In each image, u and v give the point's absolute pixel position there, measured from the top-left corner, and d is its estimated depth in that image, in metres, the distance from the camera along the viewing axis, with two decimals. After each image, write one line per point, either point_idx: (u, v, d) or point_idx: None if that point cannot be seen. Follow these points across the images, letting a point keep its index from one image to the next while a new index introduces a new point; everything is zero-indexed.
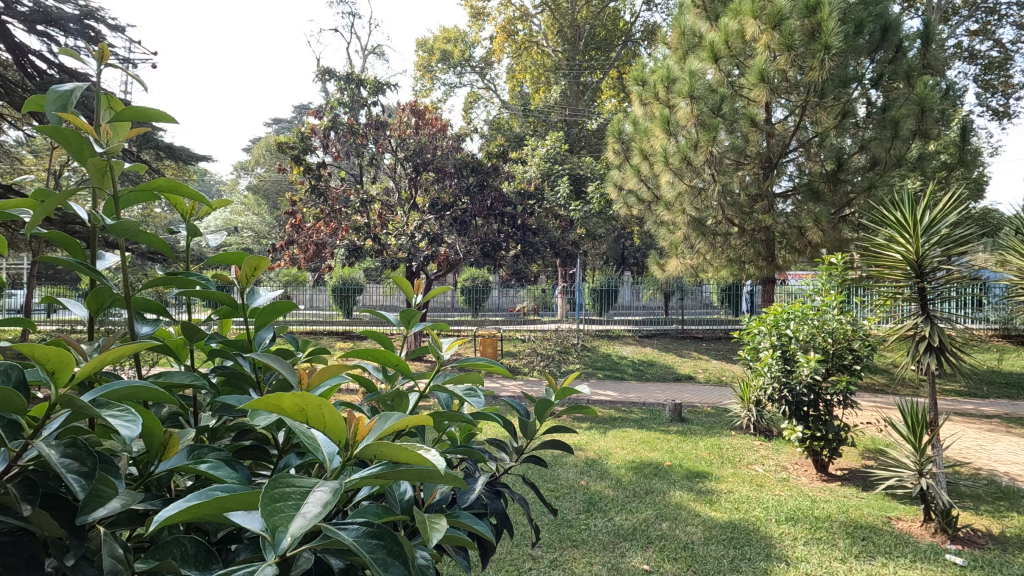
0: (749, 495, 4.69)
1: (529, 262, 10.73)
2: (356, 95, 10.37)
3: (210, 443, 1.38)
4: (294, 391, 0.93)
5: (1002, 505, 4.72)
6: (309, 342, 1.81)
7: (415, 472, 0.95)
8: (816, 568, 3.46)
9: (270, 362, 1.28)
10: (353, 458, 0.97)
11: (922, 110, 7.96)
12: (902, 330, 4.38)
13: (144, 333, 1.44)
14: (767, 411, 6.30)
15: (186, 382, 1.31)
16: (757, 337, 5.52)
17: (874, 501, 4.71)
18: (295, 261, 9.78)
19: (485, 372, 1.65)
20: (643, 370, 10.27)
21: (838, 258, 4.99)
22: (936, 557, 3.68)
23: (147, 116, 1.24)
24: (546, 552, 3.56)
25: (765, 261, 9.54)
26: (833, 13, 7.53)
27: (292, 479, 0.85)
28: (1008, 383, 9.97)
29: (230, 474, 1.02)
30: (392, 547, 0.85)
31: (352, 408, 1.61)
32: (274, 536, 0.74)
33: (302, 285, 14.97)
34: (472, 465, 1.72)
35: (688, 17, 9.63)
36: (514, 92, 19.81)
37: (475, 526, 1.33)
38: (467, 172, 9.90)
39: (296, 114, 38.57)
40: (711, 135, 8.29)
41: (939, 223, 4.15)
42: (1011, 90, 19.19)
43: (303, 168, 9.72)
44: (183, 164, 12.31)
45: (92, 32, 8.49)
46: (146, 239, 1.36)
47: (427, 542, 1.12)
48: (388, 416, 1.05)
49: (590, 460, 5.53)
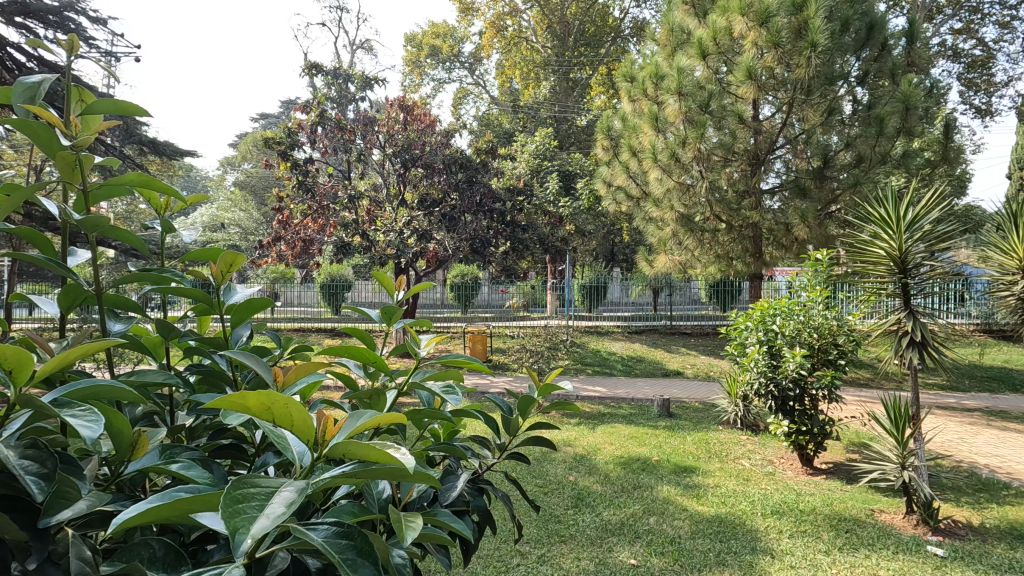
0: (735, 489, 4.74)
1: (518, 258, 10.71)
2: (344, 89, 10.32)
3: (188, 442, 1.36)
4: (259, 390, 0.90)
5: (983, 496, 4.81)
6: (291, 340, 1.78)
7: (385, 471, 0.94)
8: (800, 561, 3.50)
9: (244, 360, 1.24)
10: (323, 458, 0.96)
11: (906, 108, 8.05)
12: (885, 325, 4.43)
13: (117, 331, 1.40)
14: (754, 405, 6.37)
15: (159, 380, 1.29)
16: (744, 333, 5.55)
17: (858, 493, 4.77)
18: (283, 257, 9.93)
19: (466, 369, 1.63)
20: (632, 366, 10.31)
21: (824, 253, 5.05)
22: (918, 548, 3.73)
23: (119, 109, 1.21)
24: (535, 548, 3.58)
25: (753, 257, 9.61)
26: (819, 10, 7.58)
27: (255, 480, 0.83)
28: (988, 376, 10.18)
29: (202, 475, 0.99)
30: (362, 548, 0.83)
31: (332, 406, 1.59)
32: (234, 538, 0.72)
33: (289, 282, 14.83)
34: (453, 463, 1.69)
35: (676, 13, 9.61)
36: (504, 90, 19.79)
37: (454, 525, 1.31)
38: (456, 168, 9.87)
39: (285, 109, 38.25)
40: (699, 131, 8.32)
41: (922, 219, 4.22)
42: (994, 87, 19.62)
43: (290, 163, 9.59)
44: (168, 159, 12.13)
45: (73, 26, 8.35)
46: (119, 235, 1.32)
47: (402, 541, 1.10)
48: (359, 414, 1.03)
49: (579, 456, 5.56)
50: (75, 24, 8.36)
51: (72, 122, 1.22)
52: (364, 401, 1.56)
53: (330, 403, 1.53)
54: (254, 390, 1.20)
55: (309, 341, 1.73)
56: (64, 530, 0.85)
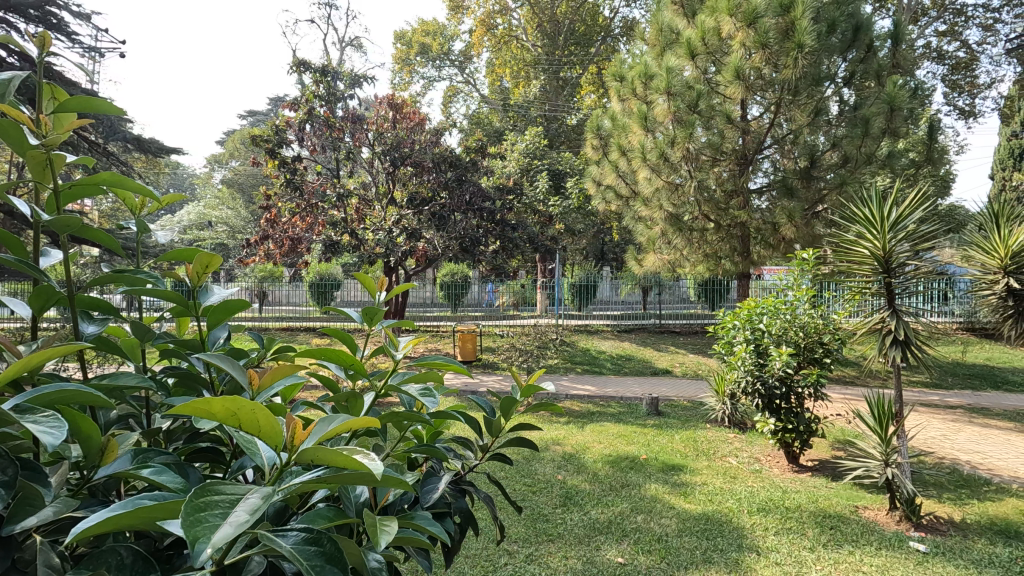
0: (722, 487, 4.76)
1: (508, 257, 10.54)
2: (332, 88, 9.83)
3: (166, 445, 1.34)
4: (222, 395, 0.88)
5: (964, 492, 4.88)
6: (274, 340, 1.76)
7: (354, 477, 0.92)
8: (785, 557, 3.53)
9: (216, 363, 1.22)
10: (293, 463, 0.94)
11: (891, 109, 8.13)
12: (870, 323, 4.49)
13: (89, 334, 1.37)
14: (741, 403, 6.44)
15: (132, 384, 1.27)
16: (732, 332, 5.60)
17: (842, 491, 4.82)
18: (271, 256, 9.85)
19: (445, 371, 1.61)
20: (622, 365, 10.36)
21: (810, 253, 5.10)
22: (900, 544, 3.78)
23: (91, 107, 1.18)
24: (523, 547, 3.58)
25: (741, 256, 9.67)
26: (806, 11, 7.64)
27: (218, 487, 0.82)
28: (971, 374, 10.33)
29: (175, 480, 0.96)
30: (331, 553, 0.82)
31: (311, 408, 1.57)
32: (194, 547, 0.70)
33: (277, 280, 14.72)
34: (435, 465, 1.68)
35: (666, 13, 9.66)
36: (494, 88, 19.74)
37: (431, 528, 1.30)
38: (445, 167, 9.77)
39: (273, 106, 37.91)
40: (688, 131, 8.34)
41: (906, 219, 4.28)
42: (977, 89, 19.96)
43: (277, 160, 9.46)
44: (153, 156, 11.96)
45: (54, 21, 8.22)
46: (92, 235, 1.29)
47: (376, 545, 1.09)
48: (329, 418, 1.02)
49: (567, 455, 5.56)
50: (57, 18, 8.22)
51: (42, 121, 1.19)
52: (342, 404, 1.54)
53: (311, 404, 1.52)
54: (228, 393, 1.18)
55: (290, 342, 1.71)
56: (32, 537, 0.82)
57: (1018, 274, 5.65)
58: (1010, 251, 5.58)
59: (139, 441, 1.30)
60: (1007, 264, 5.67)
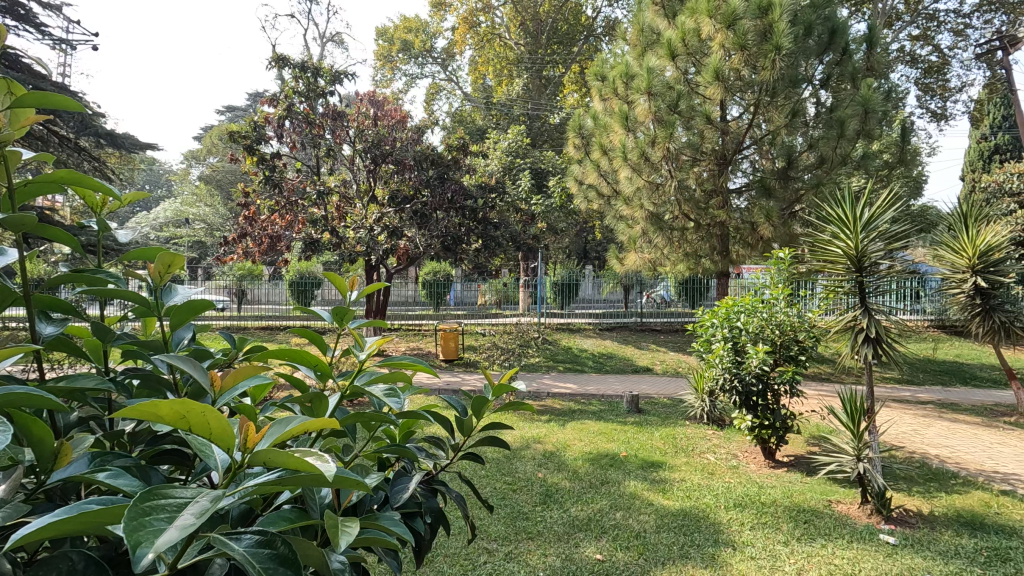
0: (699, 483, 4.83)
1: (490, 256, 10.54)
2: (312, 84, 9.66)
3: (129, 448, 1.31)
4: (172, 399, 0.87)
5: (933, 486, 5.01)
6: (246, 339, 1.73)
7: (308, 478, 0.91)
8: (759, 552, 3.59)
9: (176, 362, 1.19)
10: (246, 466, 0.93)
11: (866, 111, 8.29)
12: (844, 321, 4.61)
13: (48, 334, 1.34)
14: (719, 401, 6.54)
15: (90, 385, 1.23)
16: (711, 330, 5.65)
17: (816, 485, 4.91)
18: (249, 254, 9.74)
19: (411, 370, 1.60)
20: (603, 362, 10.44)
21: (785, 252, 5.12)
22: (871, 537, 3.86)
23: (50, 103, 1.14)
24: (502, 545, 3.59)
25: (720, 255, 9.77)
26: (783, 14, 7.74)
27: (166, 491, 0.81)
28: (941, 370, 10.61)
29: (131, 483, 0.94)
30: (285, 555, 0.81)
31: (279, 410, 1.55)
32: (135, 552, 0.69)
33: (256, 279, 14.53)
34: (407, 464, 1.67)
35: (646, 14, 9.73)
36: (476, 86, 19.66)
37: (396, 531, 1.29)
38: (427, 165, 9.70)
39: (253, 102, 37.30)
40: (668, 131, 8.42)
41: (877, 219, 4.40)
42: (948, 92, 20.49)
43: (256, 157, 9.34)
44: (127, 152, 11.69)
45: (20, 11, 7.97)
46: (48, 234, 1.25)
47: (336, 547, 1.08)
48: (285, 420, 1.01)
49: (548, 453, 5.58)
50: (25, 9, 8.00)
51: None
52: (307, 404, 1.52)
53: (281, 405, 1.51)
54: (188, 393, 1.15)
55: (262, 341, 1.70)
56: None
57: (985, 274, 5.88)
58: (978, 251, 5.81)
59: (101, 444, 1.28)
60: (975, 264, 5.90)
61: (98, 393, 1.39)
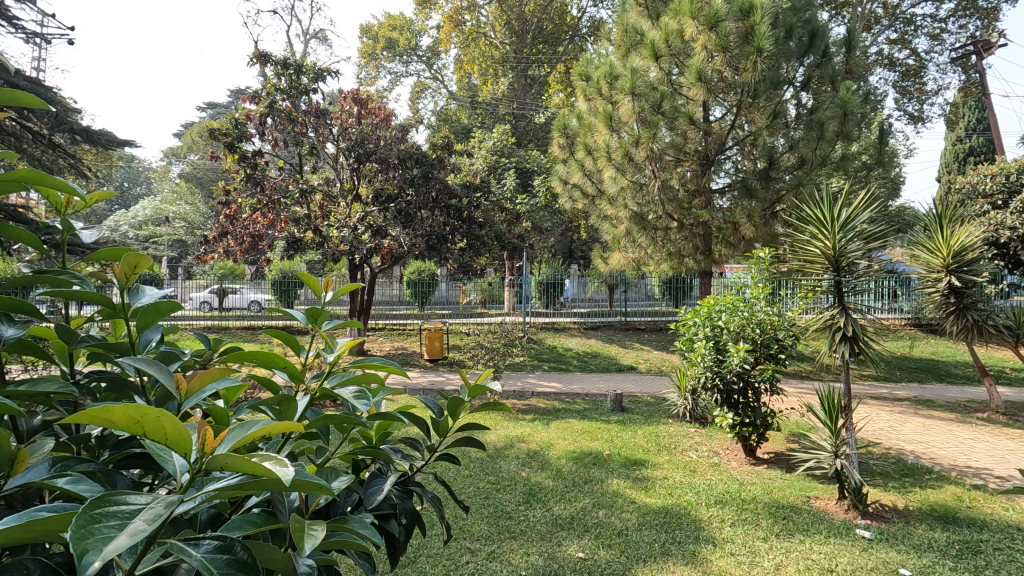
0: (681, 481, 4.88)
1: (475, 256, 10.53)
2: (295, 81, 9.53)
3: (94, 452, 1.27)
4: (124, 403, 0.84)
5: (908, 481, 5.12)
6: (222, 340, 1.70)
7: (266, 482, 0.89)
8: (739, 548, 3.64)
9: (139, 364, 1.15)
10: (203, 471, 0.90)
11: (844, 113, 8.42)
12: (822, 321, 4.69)
13: (9, 335, 1.29)
14: (701, 399, 6.61)
15: (51, 388, 1.19)
16: (693, 329, 5.70)
17: (795, 481, 4.99)
18: (231, 253, 9.61)
19: (384, 371, 1.58)
20: (587, 361, 10.48)
21: (766, 252, 5.18)
22: (847, 532, 3.93)
23: (11, 98, 1.11)
24: (485, 544, 3.59)
25: (703, 255, 9.87)
26: (764, 17, 7.83)
27: (119, 498, 0.77)
28: (917, 367, 10.83)
29: (91, 488, 0.90)
30: (244, 561, 0.80)
31: (251, 413, 1.52)
32: (83, 559, 0.65)
33: (237, 278, 14.34)
34: (383, 465, 1.65)
35: (631, 14, 9.78)
36: (461, 86, 19.61)
37: (366, 534, 1.27)
38: (411, 164, 9.60)
39: (234, 99, 36.69)
40: (652, 132, 8.47)
41: (854, 219, 4.47)
42: (925, 95, 20.89)
43: (237, 155, 9.20)
44: (105, 149, 11.44)
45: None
46: (11, 234, 1.22)
47: (301, 551, 1.06)
48: (245, 423, 0.99)
49: (532, 452, 5.59)
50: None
51: None
52: (277, 406, 1.49)
53: (254, 407, 1.49)
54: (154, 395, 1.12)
55: (237, 342, 1.67)
56: None
57: (959, 273, 5.99)
58: (952, 250, 5.92)
59: (68, 448, 1.24)
60: (949, 264, 6.01)
61: (65, 397, 1.35)
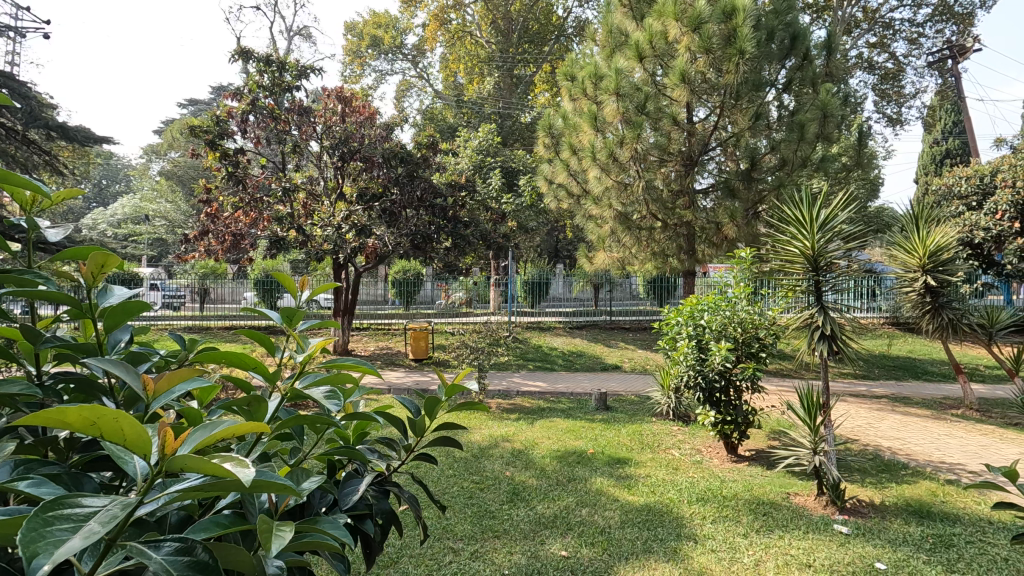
0: (664, 478, 4.92)
1: (460, 255, 10.51)
2: (277, 78, 9.41)
3: (60, 454, 1.23)
4: (81, 404, 0.82)
5: (884, 477, 5.21)
6: (196, 340, 1.67)
7: (227, 484, 0.87)
8: (720, 544, 3.69)
9: (105, 363, 1.13)
10: (163, 473, 0.88)
11: (824, 115, 8.55)
12: (802, 319, 4.76)
13: None
14: (684, 397, 6.68)
15: (15, 389, 1.16)
16: (676, 328, 5.74)
17: (775, 478, 5.06)
18: (212, 252, 9.48)
19: (358, 370, 1.57)
20: (572, 361, 10.53)
21: (746, 252, 5.26)
22: (826, 527, 4.00)
23: None
24: (467, 544, 3.59)
25: (686, 254, 9.95)
26: (747, 19, 7.91)
27: (74, 500, 0.76)
28: (894, 366, 11.03)
29: (54, 491, 0.88)
30: (205, 563, 0.79)
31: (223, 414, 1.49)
32: (34, 561, 0.64)
33: (219, 278, 14.14)
34: (358, 465, 1.63)
35: (615, 15, 9.81)
36: (447, 84, 19.49)
37: (337, 535, 1.26)
38: (396, 162, 9.50)
39: (216, 96, 36.12)
40: (636, 132, 8.53)
41: (833, 220, 4.53)
42: (903, 98, 21.21)
43: (218, 153, 9.01)
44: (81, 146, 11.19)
45: None
46: None
47: (269, 552, 1.04)
48: (207, 424, 0.97)
49: (516, 451, 5.61)
50: None
51: None
52: (248, 407, 1.46)
53: (227, 407, 1.46)
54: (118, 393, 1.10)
55: (211, 342, 1.64)
56: None
57: (934, 273, 6.13)
58: (928, 251, 6.05)
59: (32, 451, 1.20)
60: (925, 264, 6.14)
61: (30, 400, 1.31)
